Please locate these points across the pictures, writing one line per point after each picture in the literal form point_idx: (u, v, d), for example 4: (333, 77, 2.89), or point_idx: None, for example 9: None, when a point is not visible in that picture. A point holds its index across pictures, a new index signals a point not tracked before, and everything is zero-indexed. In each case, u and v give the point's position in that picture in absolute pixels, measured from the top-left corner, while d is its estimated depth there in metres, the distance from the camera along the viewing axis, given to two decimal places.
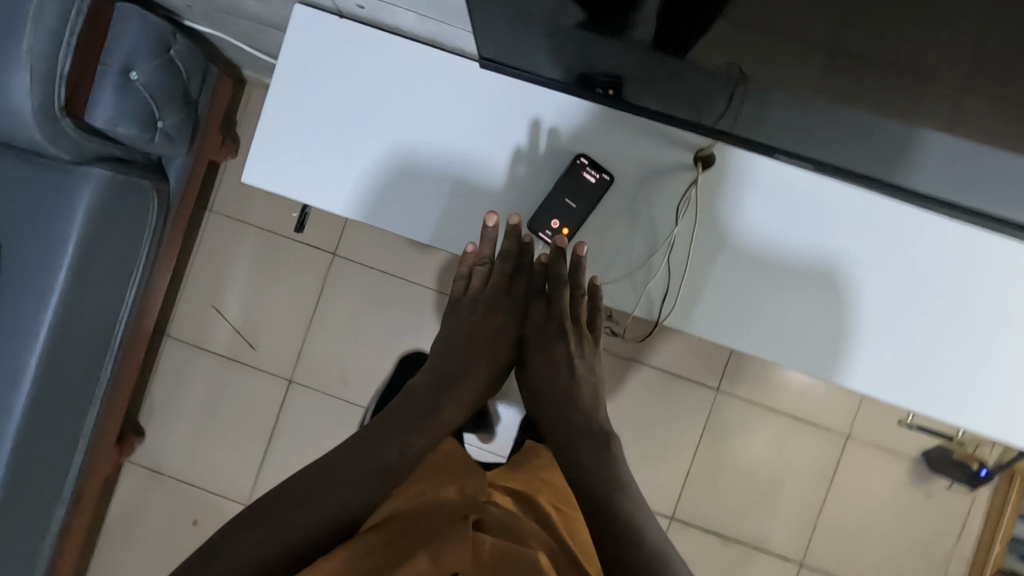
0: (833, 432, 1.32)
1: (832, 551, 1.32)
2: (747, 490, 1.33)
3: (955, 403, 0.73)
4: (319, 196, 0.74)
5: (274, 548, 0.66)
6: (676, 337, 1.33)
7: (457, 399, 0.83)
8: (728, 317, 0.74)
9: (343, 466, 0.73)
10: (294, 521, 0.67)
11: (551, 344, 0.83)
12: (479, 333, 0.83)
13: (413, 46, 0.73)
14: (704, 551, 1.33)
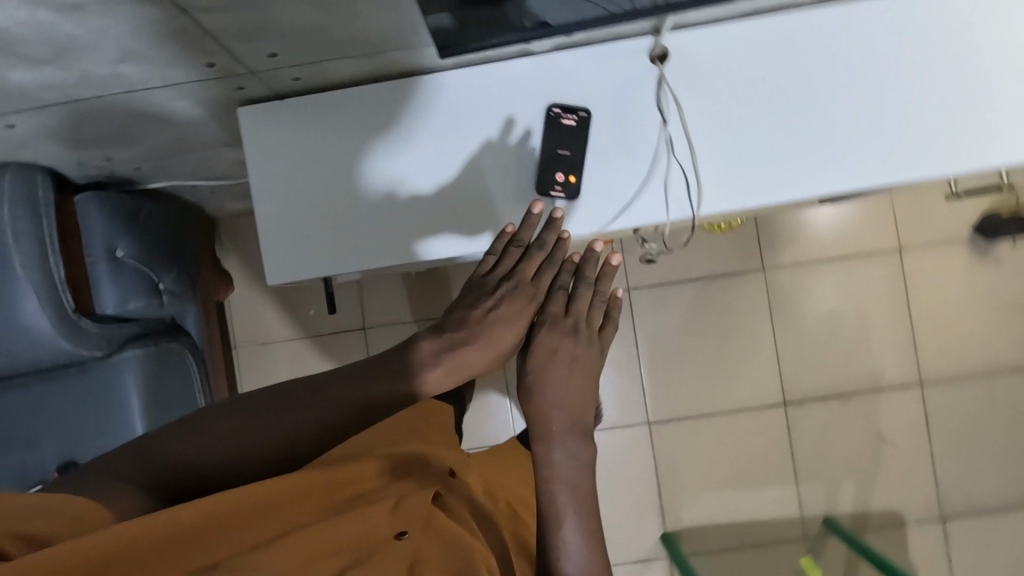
0: (886, 251, 1.33)
1: (943, 357, 1.33)
2: (839, 342, 1.33)
3: (1003, 150, 0.71)
4: (331, 261, 0.75)
5: (243, 449, 0.59)
6: (705, 241, 1.34)
7: (466, 361, 0.66)
8: (750, 180, 0.72)
9: (346, 413, 0.63)
10: (278, 427, 0.61)
11: (563, 339, 0.68)
12: (499, 313, 0.68)
13: (357, 89, 0.74)
14: (829, 416, 1.33)
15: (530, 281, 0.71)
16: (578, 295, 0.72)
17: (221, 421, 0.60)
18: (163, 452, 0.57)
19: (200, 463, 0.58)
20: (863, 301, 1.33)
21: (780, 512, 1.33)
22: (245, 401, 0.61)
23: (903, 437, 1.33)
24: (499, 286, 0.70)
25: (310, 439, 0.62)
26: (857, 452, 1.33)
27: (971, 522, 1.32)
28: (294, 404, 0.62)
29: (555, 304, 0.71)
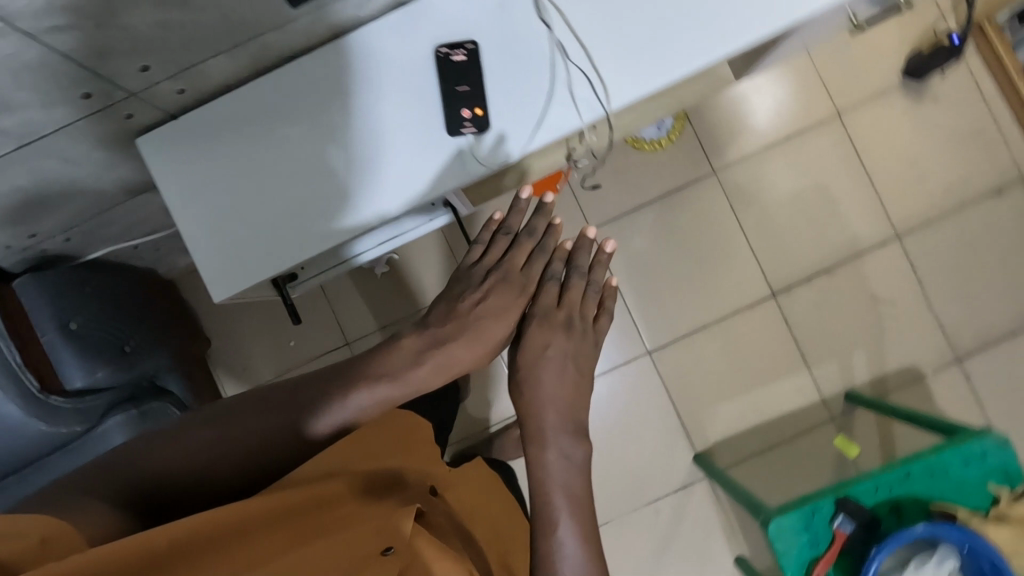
0: (825, 119, 1.33)
1: (911, 205, 1.33)
2: (808, 220, 1.34)
3: None
4: (273, 257, 0.73)
5: (227, 454, 0.63)
6: (650, 161, 1.34)
7: (455, 353, 0.73)
8: (650, 61, 0.72)
9: (323, 417, 0.67)
10: (258, 428, 0.65)
11: (553, 333, 0.77)
12: (486, 305, 0.77)
13: (261, 83, 0.74)
14: (819, 293, 1.33)
15: (520, 271, 0.81)
16: (570, 285, 0.82)
17: (200, 432, 0.64)
18: (141, 466, 0.61)
19: (175, 472, 0.61)
20: (817, 174, 1.34)
21: (802, 400, 1.33)
22: (219, 410, 0.66)
23: (897, 292, 1.33)
24: (489, 276, 0.79)
25: (285, 444, 0.66)
26: (858, 320, 1.33)
27: (986, 355, 1.32)
28: (266, 406, 0.66)
29: (547, 295, 0.81)
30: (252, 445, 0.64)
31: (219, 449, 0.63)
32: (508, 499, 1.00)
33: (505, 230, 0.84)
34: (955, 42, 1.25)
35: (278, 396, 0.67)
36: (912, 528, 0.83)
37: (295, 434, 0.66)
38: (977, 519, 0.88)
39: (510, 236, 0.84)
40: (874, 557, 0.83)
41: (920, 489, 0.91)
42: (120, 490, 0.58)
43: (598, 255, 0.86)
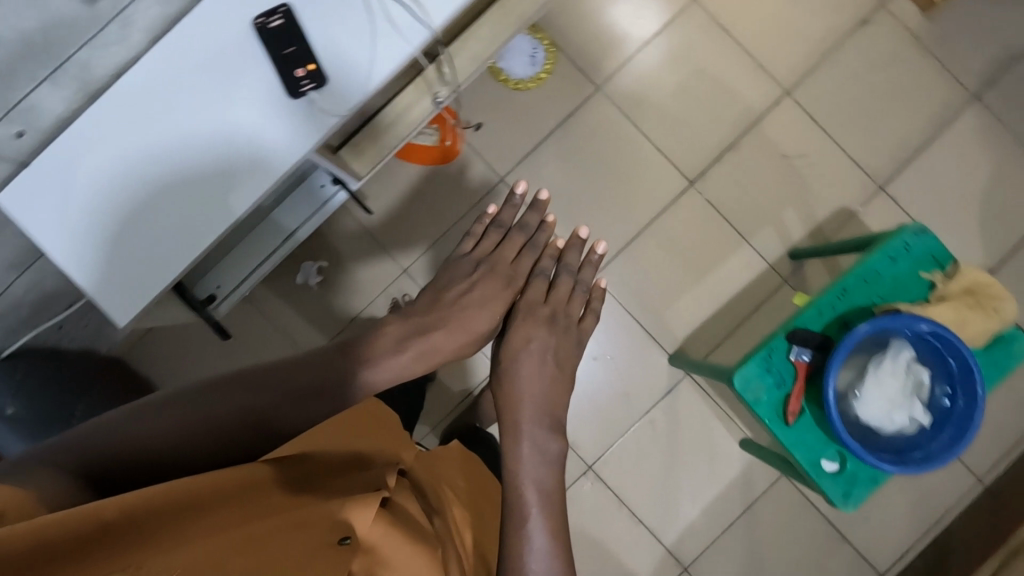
0: (685, 5, 1.37)
1: (790, 59, 1.37)
2: (700, 104, 1.37)
3: None
4: (181, 252, 0.74)
5: (202, 431, 0.63)
6: (537, 97, 1.37)
7: (444, 337, 0.81)
8: None
9: (307, 406, 0.70)
10: (244, 401, 0.66)
11: (537, 329, 0.89)
12: (472, 296, 0.87)
13: (141, 79, 0.73)
14: (733, 168, 1.37)
15: (509, 265, 0.95)
16: (556, 282, 0.96)
17: (169, 413, 0.62)
18: (110, 442, 0.59)
19: (144, 452, 0.60)
20: (694, 58, 1.37)
21: (752, 273, 1.35)
22: (187, 392, 0.65)
23: (805, 143, 1.36)
24: (479, 268, 0.92)
25: (263, 416, 0.67)
26: (777, 180, 1.36)
27: (905, 176, 1.36)
28: (251, 385, 0.67)
29: (533, 288, 0.94)
30: (231, 431, 0.65)
31: (194, 434, 0.62)
32: (477, 477, 1.04)
33: (499, 228, 0.97)
34: None
35: (261, 383, 0.68)
36: (857, 329, 0.85)
37: (275, 424, 0.68)
38: (917, 307, 0.91)
39: (503, 232, 0.98)
40: (829, 373, 0.86)
41: (861, 298, 0.93)
42: (81, 464, 0.56)
43: (586, 258, 1.00)
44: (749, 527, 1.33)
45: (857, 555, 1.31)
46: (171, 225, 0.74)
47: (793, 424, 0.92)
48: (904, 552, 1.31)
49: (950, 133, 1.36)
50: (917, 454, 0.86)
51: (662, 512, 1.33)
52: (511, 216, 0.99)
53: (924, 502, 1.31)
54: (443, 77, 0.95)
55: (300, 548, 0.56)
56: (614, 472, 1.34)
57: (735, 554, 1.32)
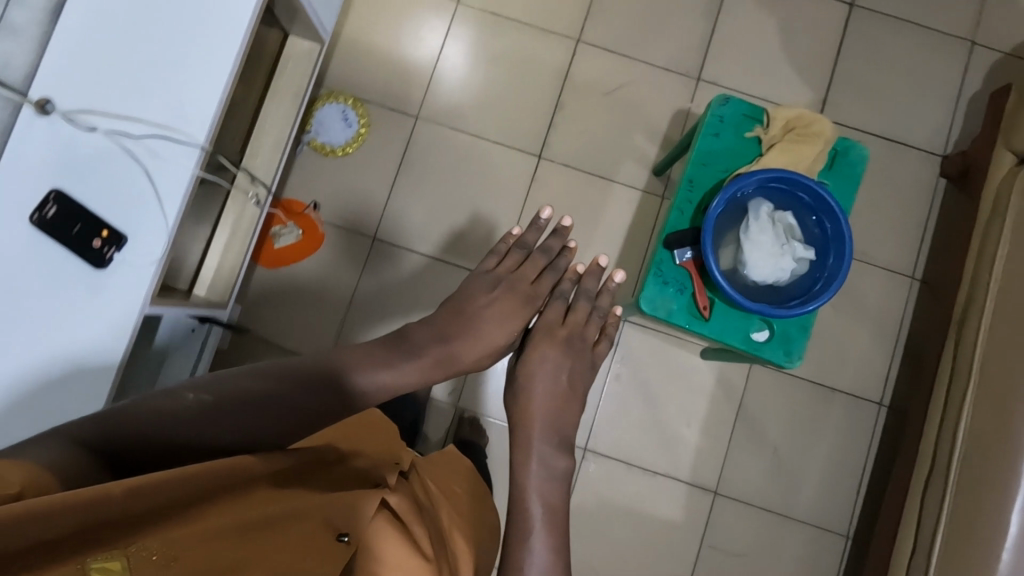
0: (450, 8, 1.45)
1: (563, 8, 1.45)
2: (509, 83, 1.44)
3: None
4: (108, 296, 0.75)
5: (226, 419, 0.66)
6: (368, 150, 1.41)
7: (469, 351, 0.89)
8: (192, 97, 0.77)
9: (318, 403, 0.73)
10: (268, 388, 0.70)
11: (552, 349, 0.96)
12: (492, 314, 0.93)
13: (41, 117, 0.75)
14: (568, 124, 1.43)
15: (531, 284, 1.00)
16: (575, 308, 1.02)
17: (197, 396, 0.66)
18: (131, 420, 0.61)
19: (161, 433, 0.62)
20: (482, 48, 1.44)
21: (633, 204, 1.40)
22: (215, 382, 0.68)
23: (616, 71, 1.43)
24: (503, 285, 0.98)
25: (283, 410, 0.70)
26: (609, 114, 1.43)
27: (712, 59, 1.44)
28: (272, 374, 0.72)
29: (552, 310, 1.00)
30: (244, 422, 0.67)
31: (209, 423, 0.65)
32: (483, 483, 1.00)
33: (523, 249, 1.02)
34: None
35: (274, 379, 0.72)
36: (710, 209, 0.89)
37: (286, 415, 0.70)
38: (754, 164, 0.96)
39: (526, 252, 1.03)
40: (710, 258, 0.89)
41: (709, 176, 0.98)
42: (106, 437, 0.59)
43: (604, 285, 1.06)
44: (749, 425, 1.35)
45: (852, 399, 1.35)
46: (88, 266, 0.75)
47: (710, 314, 0.96)
48: (888, 376, 1.36)
49: (727, 7, 1.46)
50: (819, 287, 0.90)
51: (668, 453, 1.34)
52: (535, 237, 1.04)
53: (879, 323, 1.37)
54: (253, 178, 0.99)
55: (293, 542, 0.63)
56: (608, 443, 1.35)
57: (751, 455, 1.34)
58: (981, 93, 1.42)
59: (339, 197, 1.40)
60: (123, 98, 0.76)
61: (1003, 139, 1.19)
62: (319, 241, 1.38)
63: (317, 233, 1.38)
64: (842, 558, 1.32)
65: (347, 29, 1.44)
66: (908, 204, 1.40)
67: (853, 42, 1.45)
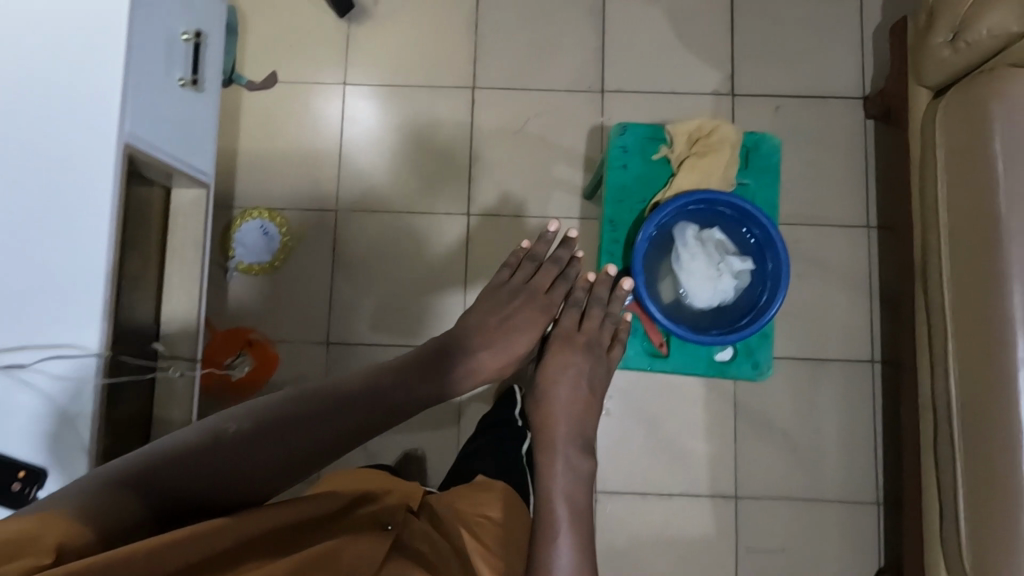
0: (340, 93, 1.42)
1: (450, 61, 1.42)
2: (420, 150, 1.40)
3: (114, 83, 0.76)
4: (47, 399, 0.73)
5: (268, 455, 0.63)
6: (298, 257, 1.38)
7: (496, 359, 0.86)
8: (77, 302, 0.74)
9: (363, 424, 0.70)
10: (307, 417, 0.67)
11: (574, 353, 0.92)
12: (514, 323, 0.89)
13: None
14: (488, 172, 1.39)
15: (545, 293, 0.94)
16: (589, 316, 0.95)
17: (240, 427, 0.64)
18: (172, 457, 0.59)
19: (199, 471, 0.59)
20: (382, 124, 1.41)
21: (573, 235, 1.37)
22: (258, 414, 0.66)
23: (520, 108, 1.41)
24: (520, 294, 0.92)
25: (324, 436, 0.67)
26: (525, 152, 1.40)
27: (612, 67, 1.41)
28: (312, 401, 0.69)
29: (568, 317, 0.95)
30: (266, 458, 0.63)
31: (231, 461, 0.61)
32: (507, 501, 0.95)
33: (534, 259, 0.96)
34: None
35: (307, 404, 0.69)
36: (636, 250, 0.87)
37: (306, 448, 0.65)
38: (666, 189, 0.93)
39: (537, 262, 0.96)
40: (648, 301, 0.87)
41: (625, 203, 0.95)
42: (151, 475, 0.57)
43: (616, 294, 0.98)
44: (750, 419, 1.32)
45: (843, 366, 1.32)
46: (21, 360, 0.72)
47: (669, 350, 0.96)
48: (872, 332, 1.33)
49: (611, 11, 1.43)
50: (766, 295, 0.88)
51: (679, 471, 1.31)
52: (545, 248, 0.98)
53: (849, 281, 1.34)
54: (174, 356, 0.97)
55: None
56: (617, 480, 1.30)
57: (759, 449, 1.31)
58: (882, 26, 1.39)
59: (283, 310, 1.37)
60: (27, 189, 0.74)
61: (914, 75, 1.16)
62: (275, 361, 1.34)
63: (270, 354, 1.35)
64: (879, 526, 1.29)
65: (243, 143, 1.41)
66: (844, 155, 1.37)
67: (744, 11, 1.42)
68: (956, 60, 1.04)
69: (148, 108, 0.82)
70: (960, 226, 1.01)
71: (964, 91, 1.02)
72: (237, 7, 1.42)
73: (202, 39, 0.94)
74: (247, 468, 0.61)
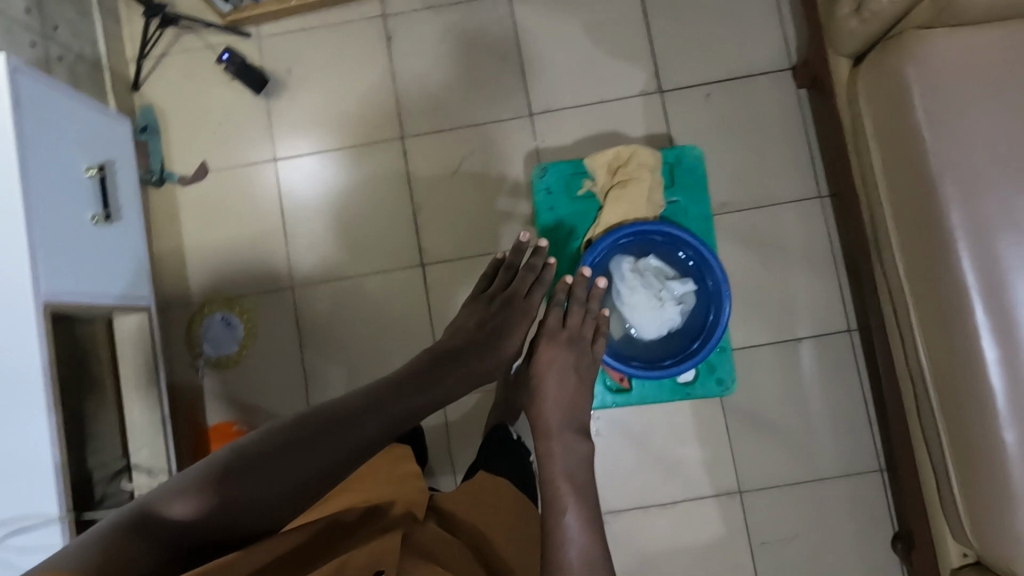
0: (272, 171, 1.42)
1: (374, 116, 1.41)
2: (362, 210, 1.40)
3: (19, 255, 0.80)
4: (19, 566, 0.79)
5: (272, 485, 0.63)
6: (265, 340, 1.38)
7: (480, 368, 0.85)
8: (33, 468, 0.80)
9: (364, 444, 0.70)
10: (309, 443, 0.67)
11: (559, 348, 0.88)
12: (495, 330, 0.89)
13: None
14: (434, 218, 1.39)
15: (522, 299, 0.93)
16: (571, 313, 0.92)
17: (241, 457, 0.63)
18: (178, 496, 0.59)
19: (205, 508, 0.60)
20: (320, 191, 1.41)
21: None
22: (259, 444, 0.65)
23: (452, 149, 1.40)
24: (496, 303, 0.92)
25: (326, 463, 0.67)
26: (467, 191, 1.39)
27: (536, 88, 1.40)
28: (313, 424, 0.68)
29: (551, 316, 0.91)
30: (275, 485, 0.63)
31: (241, 491, 0.62)
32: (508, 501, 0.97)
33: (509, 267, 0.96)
34: (229, 57, 1.38)
35: (307, 428, 0.68)
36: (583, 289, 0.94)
37: (312, 475, 0.66)
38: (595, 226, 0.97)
39: (511, 271, 0.96)
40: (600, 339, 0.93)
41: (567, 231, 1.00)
42: (162, 515, 0.57)
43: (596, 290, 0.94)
44: (739, 412, 1.32)
45: (820, 341, 1.32)
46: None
47: None
48: (843, 302, 1.32)
49: (524, 32, 1.41)
50: (711, 316, 0.93)
51: (678, 477, 1.31)
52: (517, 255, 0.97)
53: (811, 255, 1.33)
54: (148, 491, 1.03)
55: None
56: (620, 498, 1.31)
57: (754, 439, 1.31)
58: None
59: (261, 394, 1.37)
60: None
61: (830, 47, 1.14)
62: None
63: None
64: (885, 493, 1.29)
65: (188, 240, 1.40)
66: (783, 129, 1.35)
67: (655, 4, 1.40)
68: (865, 29, 1.03)
69: (67, 264, 0.85)
70: (900, 195, 1.00)
71: (879, 59, 1.01)
72: (154, 104, 1.42)
73: (106, 170, 0.97)
74: (254, 501, 0.62)
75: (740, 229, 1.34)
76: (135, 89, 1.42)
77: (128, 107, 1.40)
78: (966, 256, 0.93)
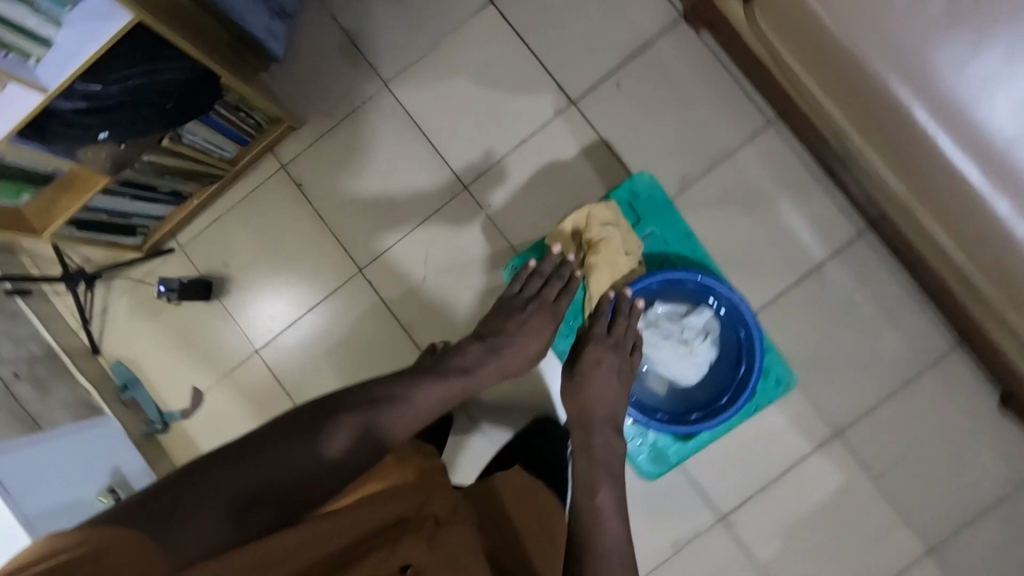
0: (259, 359, 1.38)
1: (325, 262, 1.38)
2: (359, 353, 1.37)
3: None
4: None
5: (303, 460, 0.71)
6: None
7: (507, 358, 0.94)
8: None
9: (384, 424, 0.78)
10: (334, 422, 0.75)
11: (604, 350, 0.97)
12: (528, 328, 0.98)
13: None
14: (428, 327, 1.35)
15: (552, 302, 1.02)
16: (616, 325, 1.00)
17: (276, 432, 0.72)
18: (219, 465, 0.66)
19: (241, 478, 0.66)
20: (313, 355, 1.38)
21: None
22: (289, 420, 0.74)
23: (411, 255, 1.36)
24: (529, 304, 1.01)
25: (349, 443, 0.75)
26: (444, 287, 1.35)
27: (456, 160, 1.36)
28: (335, 407, 0.77)
29: (598, 325, 1.00)
30: (299, 459, 0.71)
31: (269, 466, 0.69)
32: (532, 496, 0.99)
33: (541, 273, 1.04)
34: (167, 287, 1.35)
35: (334, 410, 0.76)
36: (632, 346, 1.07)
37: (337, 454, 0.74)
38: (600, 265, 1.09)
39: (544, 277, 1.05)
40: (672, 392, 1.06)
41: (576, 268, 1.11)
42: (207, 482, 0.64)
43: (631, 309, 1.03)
44: (798, 361, 1.28)
45: (840, 256, 1.28)
46: None
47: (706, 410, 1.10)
48: (842, 209, 1.28)
49: (418, 114, 1.36)
50: (743, 333, 1.08)
51: (774, 448, 1.28)
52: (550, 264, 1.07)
53: (789, 182, 1.29)
54: None
55: None
56: (732, 492, 1.29)
57: (826, 375, 1.28)
58: None
59: None
60: None
61: None
62: None
63: None
64: (971, 366, 1.25)
65: None
66: (703, 79, 1.30)
67: (527, 25, 1.34)
68: None
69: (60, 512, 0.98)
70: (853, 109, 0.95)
71: None
72: (122, 357, 1.40)
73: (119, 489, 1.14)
74: (284, 476, 0.69)
75: (713, 190, 1.30)
76: (97, 352, 1.39)
77: (100, 374, 1.37)
78: (951, 144, 0.88)
